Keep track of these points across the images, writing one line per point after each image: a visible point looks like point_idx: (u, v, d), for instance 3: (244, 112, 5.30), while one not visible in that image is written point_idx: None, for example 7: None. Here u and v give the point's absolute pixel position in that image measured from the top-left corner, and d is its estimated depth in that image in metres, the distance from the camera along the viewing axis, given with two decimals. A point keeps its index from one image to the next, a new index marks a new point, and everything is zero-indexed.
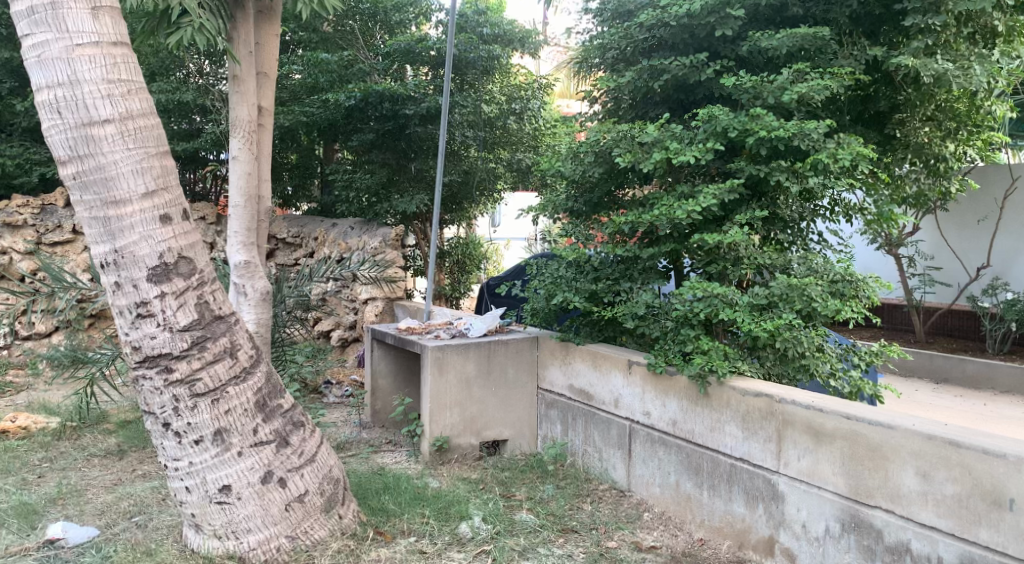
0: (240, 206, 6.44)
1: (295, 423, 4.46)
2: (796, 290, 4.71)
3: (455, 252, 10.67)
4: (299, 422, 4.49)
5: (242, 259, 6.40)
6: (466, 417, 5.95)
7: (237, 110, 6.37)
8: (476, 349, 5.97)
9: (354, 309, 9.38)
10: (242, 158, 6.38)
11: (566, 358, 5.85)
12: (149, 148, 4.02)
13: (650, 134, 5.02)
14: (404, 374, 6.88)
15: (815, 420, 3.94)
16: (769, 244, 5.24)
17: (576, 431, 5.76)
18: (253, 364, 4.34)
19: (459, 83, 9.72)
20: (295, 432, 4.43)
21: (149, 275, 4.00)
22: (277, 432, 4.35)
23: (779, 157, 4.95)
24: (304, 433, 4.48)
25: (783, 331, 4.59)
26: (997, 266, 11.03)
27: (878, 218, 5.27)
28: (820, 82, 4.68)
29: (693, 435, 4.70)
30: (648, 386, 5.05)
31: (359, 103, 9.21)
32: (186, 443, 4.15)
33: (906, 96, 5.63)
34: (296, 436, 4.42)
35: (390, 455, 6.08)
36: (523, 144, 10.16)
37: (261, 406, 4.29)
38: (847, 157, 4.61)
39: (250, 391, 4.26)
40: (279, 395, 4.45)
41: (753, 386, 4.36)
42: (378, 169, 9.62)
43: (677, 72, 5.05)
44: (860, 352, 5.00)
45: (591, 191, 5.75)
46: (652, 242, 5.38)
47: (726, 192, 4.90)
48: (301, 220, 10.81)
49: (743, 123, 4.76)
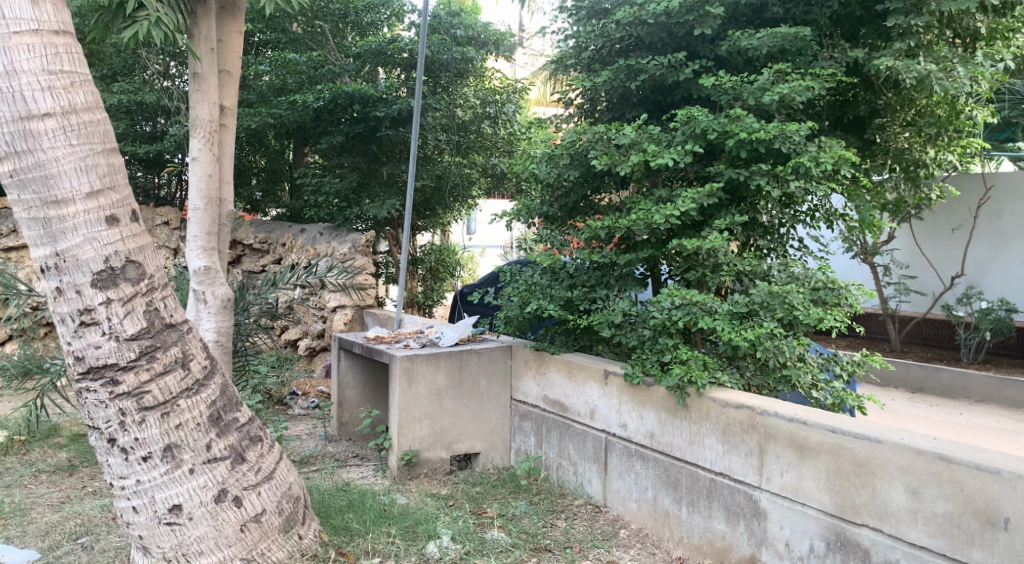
0: (199, 209, 6.18)
1: (251, 438, 4.22)
2: (777, 298, 4.55)
3: (428, 259, 10.47)
4: (256, 437, 4.25)
5: (201, 265, 6.15)
6: (436, 430, 5.71)
7: (197, 109, 6.12)
8: (447, 359, 5.75)
9: (322, 318, 9.12)
10: (203, 159, 6.12)
11: (541, 368, 5.64)
12: (94, 144, 3.76)
13: (628, 135, 4.85)
14: (372, 385, 6.64)
15: (799, 433, 3.77)
16: (749, 251, 5.08)
17: (550, 444, 5.55)
18: (207, 376, 4.09)
19: (432, 87, 9.53)
20: (251, 448, 4.18)
21: (93, 280, 3.74)
22: (232, 448, 4.10)
23: (760, 160, 4.79)
24: (262, 449, 4.25)
25: (764, 341, 4.41)
26: (971, 275, 11.00)
27: (861, 225, 5.11)
28: (803, 83, 4.54)
29: (671, 448, 4.52)
30: (625, 397, 4.86)
31: (329, 105, 8.96)
32: (134, 460, 3.88)
33: (886, 101, 5.55)
34: (252, 451, 4.18)
35: (357, 470, 5.83)
36: (498, 149, 9.96)
37: (215, 419, 4.05)
38: (829, 160, 4.46)
39: (203, 404, 4.01)
40: (236, 408, 4.21)
41: (734, 397, 4.18)
42: (348, 173, 9.37)
43: (654, 72, 4.90)
44: (845, 362, 4.87)
45: (566, 195, 5.60)
46: (628, 248, 5.20)
47: (706, 196, 4.73)
48: (268, 225, 10.54)
49: (723, 124, 4.61)
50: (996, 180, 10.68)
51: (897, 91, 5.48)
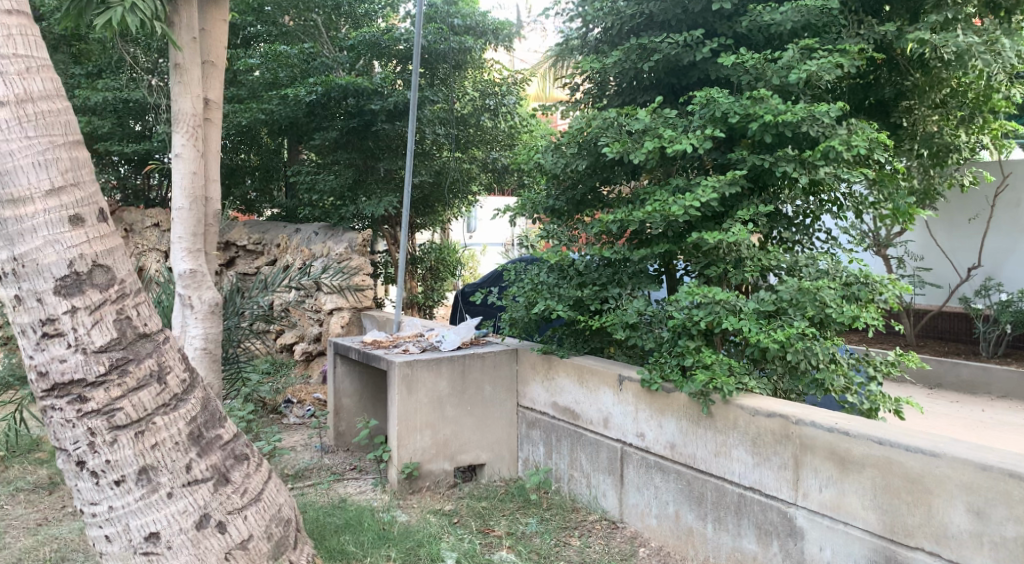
0: (184, 208, 5.80)
1: (236, 457, 3.85)
2: (807, 294, 4.18)
3: (428, 258, 10.11)
4: (242, 455, 3.90)
5: (187, 268, 5.80)
6: (439, 440, 5.36)
7: (179, 102, 5.75)
8: (449, 364, 5.39)
9: (319, 321, 8.76)
10: (186, 155, 5.76)
11: (550, 373, 5.27)
12: (55, 136, 3.39)
13: (640, 121, 4.47)
14: (371, 393, 6.28)
15: (840, 445, 3.40)
16: (773, 245, 4.71)
17: (561, 454, 5.18)
18: (185, 390, 3.72)
19: (429, 79, 9.18)
20: (235, 469, 3.81)
21: (56, 287, 3.36)
22: (215, 469, 3.73)
23: (784, 145, 4.43)
24: (248, 468, 3.89)
25: (796, 342, 4.03)
26: (989, 267, 10.61)
27: (892, 214, 4.74)
28: (831, 59, 4.17)
29: (695, 460, 4.15)
30: (642, 404, 4.49)
31: (322, 98, 8.59)
32: (105, 484, 3.49)
33: (914, 81, 5.16)
34: (237, 473, 3.81)
35: (354, 484, 5.47)
36: (499, 142, 9.59)
37: (194, 438, 3.68)
38: (862, 144, 4.09)
39: (182, 421, 3.64)
40: (218, 425, 3.84)
41: (764, 405, 3.82)
42: (343, 170, 8.99)
43: (669, 51, 4.53)
44: (879, 363, 4.47)
45: (573, 187, 5.25)
46: (641, 242, 4.85)
47: (727, 185, 4.36)
48: (263, 225, 10.17)
49: (745, 107, 4.23)
50: (1014, 168, 10.29)
51: (926, 70, 5.09)
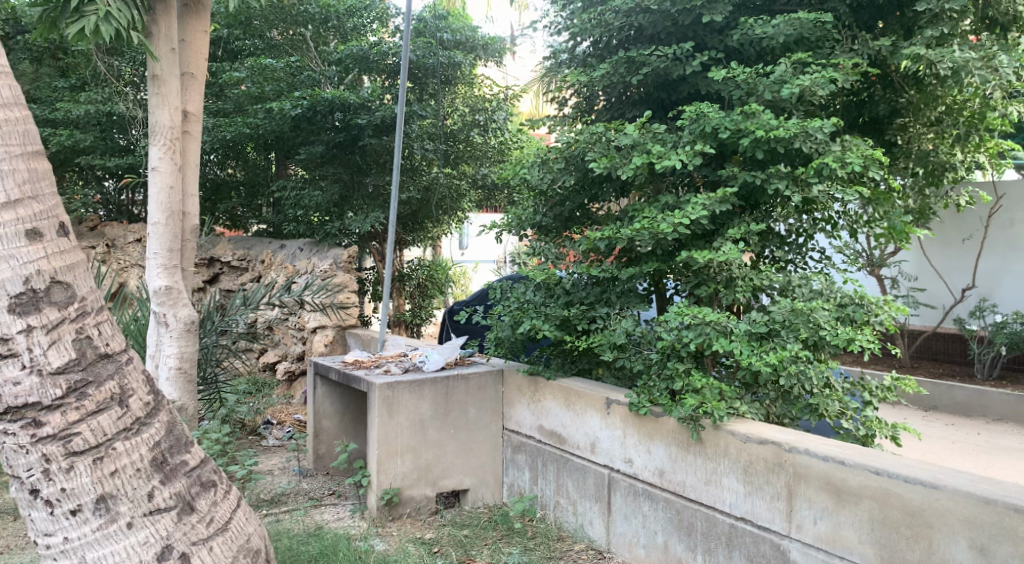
0: (160, 223, 5.64)
1: (203, 484, 3.32)
2: (801, 315, 4.03)
3: (416, 275, 9.95)
4: (210, 482, 3.37)
5: (162, 285, 5.63)
6: (420, 465, 5.17)
7: (156, 114, 5.59)
8: (431, 386, 5.22)
9: (302, 339, 8.58)
10: (163, 168, 5.61)
11: (536, 395, 5.10)
12: (10, 146, 3.02)
13: (629, 135, 4.33)
14: (352, 415, 6.10)
15: (835, 475, 3.24)
16: (766, 264, 4.57)
17: (546, 480, 5.00)
18: (150, 413, 3.22)
19: (418, 94, 9.07)
20: (201, 497, 3.28)
21: (10, 304, 2.92)
22: (180, 496, 3.20)
23: (777, 161, 4.30)
24: (216, 495, 3.37)
25: (788, 365, 3.88)
26: (984, 287, 10.50)
27: (888, 233, 4.60)
28: (825, 74, 4.04)
29: (684, 488, 3.98)
30: (630, 429, 4.33)
31: (307, 112, 8.42)
32: (61, 514, 2.99)
33: (908, 99, 5.05)
34: (203, 501, 3.28)
35: (332, 511, 5.27)
36: (488, 158, 9.47)
37: (159, 464, 3.18)
38: (856, 161, 3.96)
39: (146, 447, 3.14)
40: (187, 449, 3.33)
41: (756, 431, 3.65)
42: (329, 185, 8.74)
43: (658, 65, 4.40)
44: (876, 388, 4.32)
45: (561, 203, 5.12)
46: (631, 260, 4.70)
47: (717, 203, 4.22)
48: (248, 241, 10.00)
49: (736, 122, 4.09)
50: (1007, 188, 10.21)
51: (921, 87, 4.99)
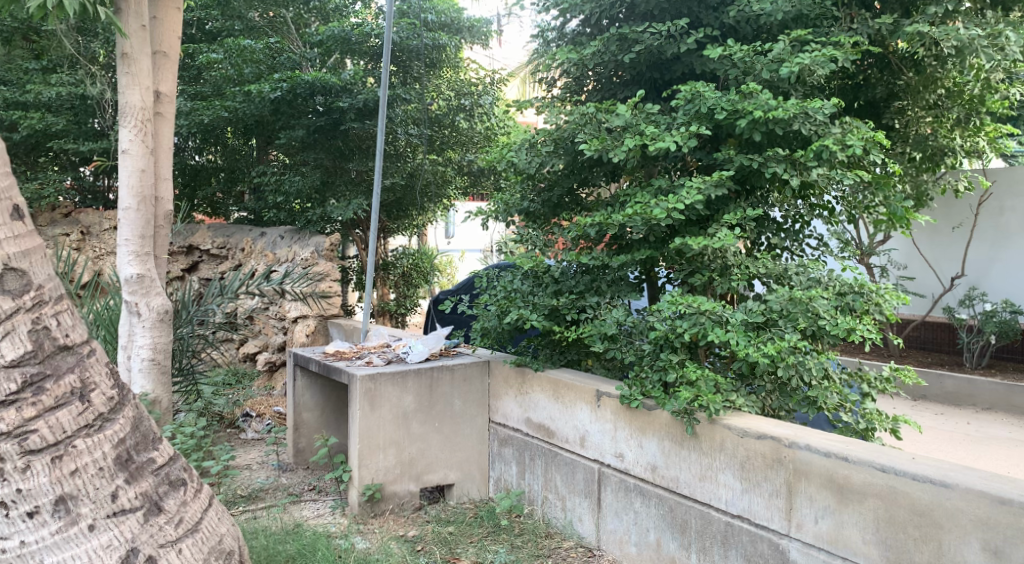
0: (131, 208, 5.40)
1: (172, 483, 2.91)
2: (799, 304, 3.87)
3: (401, 263, 9.75)
4: (179, 480, 2.96)
5: (134, 273, 5.40)
6: (403, 459, 4.99)
7: (126, 95, 5.35)
8: (415, 378, 5.03)
9: (283, 329, 8.36)
10: (133, 151, 5.36)
11: (523, 387, 4.92)
12: None
13: (621, 116, 4.13)
14: (333, 407, 5.90)
15: (837, 472, 3.08)
16: (761, 252, 4.41)
17: (534, 475, 4.83)
18: (114, 408, 2.80)
19: (401, 77, 8.84)
20: (169, 496, 2.87)
21: None
22: (146, 497, 2.79)
23: (774, 144, 4.12)
24: (185, 495, 2.95)
25: (787, 356, 3.72)
26: (973, 276, 10.41)
27: (887, 219, 4.45)
28: (826, 52, 3.87)
29: (678, 484, 3.82)
30: (621, 422, 4.16)
31: (287, 95, 8.16)
32: (11, 518, 2.54)
33: (907, 81, 4.90)
34: (172, 501, 2.87)
35: (312, 507, 5.09)
36: (475, 144, 9.24)
37: (125, 462, 2.76)
38: (858, 143, 3.80)
39: (110, 444, 2.72)
40: (155, 445, 2.92)
41: (753, 425, 3.50)
42: (311, 170, 8.49)
43: (651, 43, 4.21)
44: (874, 380, 4.18)
45: (549, 189, 4.93)
46: (622, 248, 4.52)
47: (713, 187, 4.04)
48: (228, 228, 9.75)
49: (733, 102, 3.91)
50: (997, 176, 10.09)
51: (919, 69, 4.83)
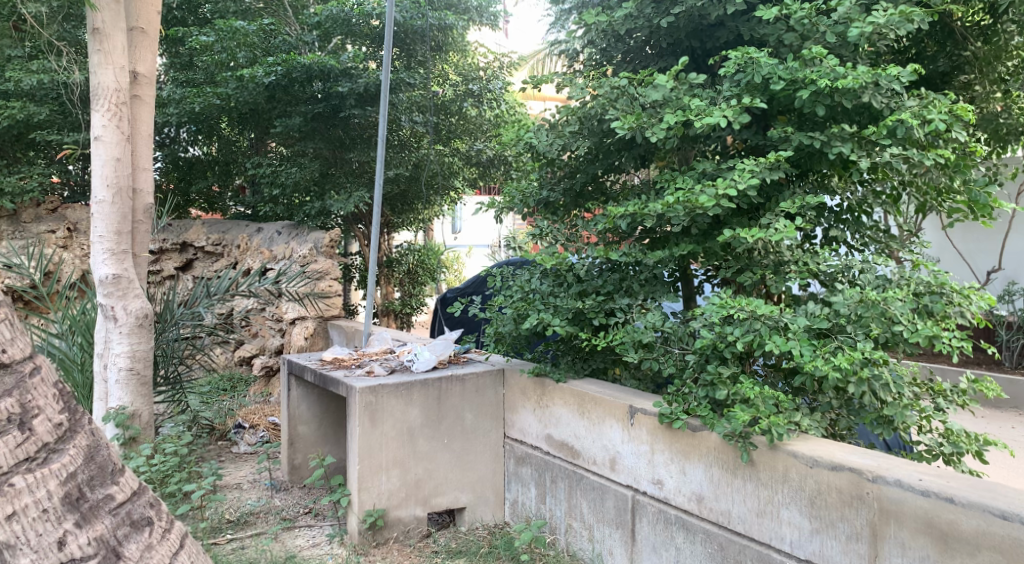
0: (105, 201, 4.85)
1: (135, 522, 1.94)
2: (872, 307, 3.30)
3: (406, 260, 9.19)
4: (154, 520, 1.98)
5: (109, 273, 4.85)
6: (409, 481, 4.44)
7: (99, 74, 4.79)
8: (421, 388, 4.48)
9: (281, 331, 7.83)
10: (107, 137, 4.81)
11: (543, 400, 4.37)
12: None
13: (660, 88, 3.54)
14: (332, 420, 5.37)
15: (940, 516, 2.53)
16: (817, 245, 3.84)
17: (556, 499, 4.28)
18: (62, 429, 1.86)
19: (405, 61, 8.28)
20: (131, 540, 1.90)
21: None
22: (102, 542, 1.84)
23: (837, 121, 3.55)
24: (162, 540, 1.98)
25: (860, 370, 3.12)
26: (1010, 270, 9.81)
27: (968, 208, 3.74)
28: (903, 9, 3.28)
29: (730, 519, 3.27)
30: (659, 444, 3.61)
31: (283, 79, 7.60)
32: None
33: (974, 52, 4.24)
34: (134, 546, 1.90)
35: (307, 535, 4.54)
36: (484, 133, 8.68)
37: (76, 502, 1.82)
38: (940, 117, 3.22)
39: (54, 480, 1.79)
40: (115, 478, 1.95)
41: (825, 454, 2.94)
42: (309, 161, 7.95)
43: (692, 4, 3.63)
44: (949, 392, 3.57)
45: (571, 176, 4.38)
46: (656, 242, 3.98)
47: (767, 170, 3.47)
48: (223, 224, 9.21)
49: (792, 70, 3.33)
50: None
51: (989, 38, 4.23)
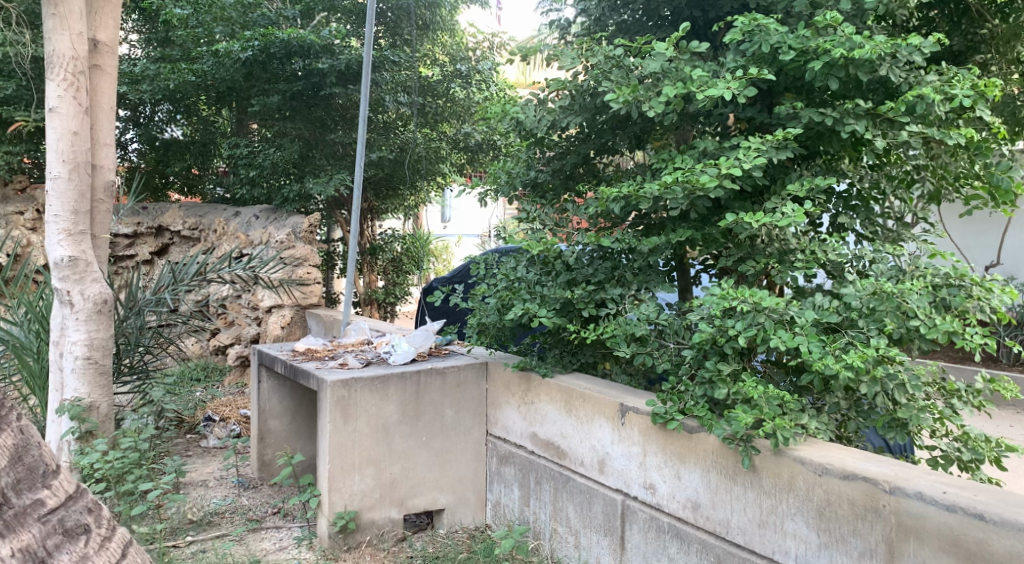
0: (61, 177, 4.51)
1: (69, 531, 1.70)
2: (887, 299, 3.01)
3: (390, 247, 8.87)
4: (88, 523, 1.74)
5: (65, 255, 4.52)
6: (383, 480, 4.15)
7: (53, 40, 4.45)
8: (398, 382, 4.18)
9: (257, 319, 7.52)
10: (62, 108, 4.47)
11: (528, 396, 4.07)
12: None
13: (657, 59, 3.24)
14: (305, 414, 5.09)
15: (969, 533, 2.26)
16: (825, 233, 3.56)
17: (540, 502, 3.99)
18: None
19: (392, 39, 7.97)
20: (62, 551, 1.66)
21: None
22: (26, 555, 1.61)
23: (849, 97, 3.26)
24: (96, 545, 1.74)
25: (873, 369, 2.84)
26: (1009, 266, 9.59)
27: (987, 193, 3.46)
28: None
29: (728, 529, 2.99)
30: (652, 445, 3.32)
31: (260, 55, 7.25)
32: None
33: (992, 29, 3.89)
34: (65, 559, 1.66)
35: (273, 537, 4.24)
36: (471, 115, 8.25)
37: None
38: (964, 93, 2.93)
39: None
40: (46, 480, 1.70)
41: (836, 460, 2.67)
42: (289, 142, 7.61)
43: None
44: (964, 393, 3.27)
45: (561, 157, 4.09)
46: (652, 227, 3.69)
47: (773, 149, 3.19)
48: (201, 207, 8.87)
49: (803, 39, 3.04)
50: None
51: (1008, 13, 3.88)
